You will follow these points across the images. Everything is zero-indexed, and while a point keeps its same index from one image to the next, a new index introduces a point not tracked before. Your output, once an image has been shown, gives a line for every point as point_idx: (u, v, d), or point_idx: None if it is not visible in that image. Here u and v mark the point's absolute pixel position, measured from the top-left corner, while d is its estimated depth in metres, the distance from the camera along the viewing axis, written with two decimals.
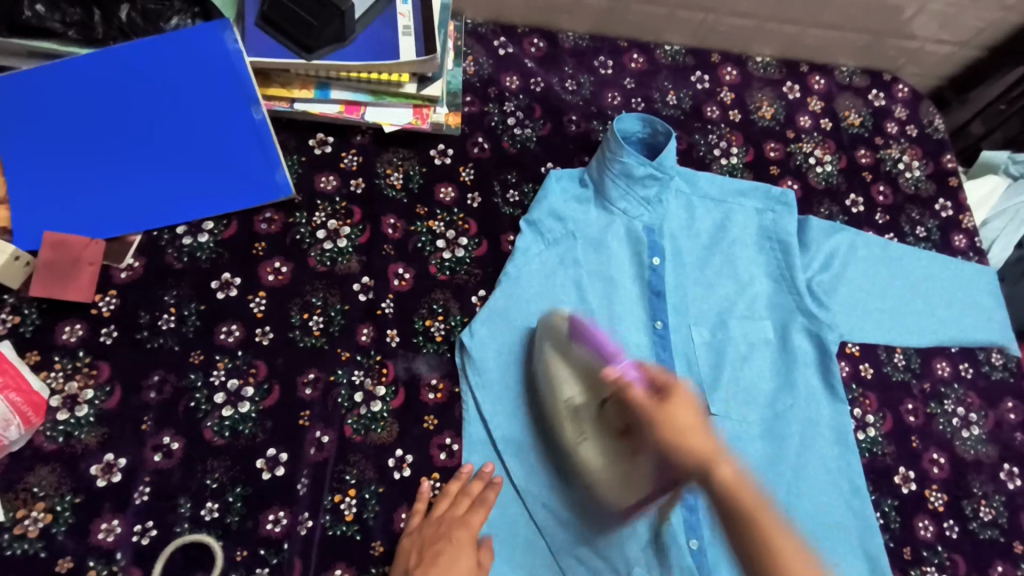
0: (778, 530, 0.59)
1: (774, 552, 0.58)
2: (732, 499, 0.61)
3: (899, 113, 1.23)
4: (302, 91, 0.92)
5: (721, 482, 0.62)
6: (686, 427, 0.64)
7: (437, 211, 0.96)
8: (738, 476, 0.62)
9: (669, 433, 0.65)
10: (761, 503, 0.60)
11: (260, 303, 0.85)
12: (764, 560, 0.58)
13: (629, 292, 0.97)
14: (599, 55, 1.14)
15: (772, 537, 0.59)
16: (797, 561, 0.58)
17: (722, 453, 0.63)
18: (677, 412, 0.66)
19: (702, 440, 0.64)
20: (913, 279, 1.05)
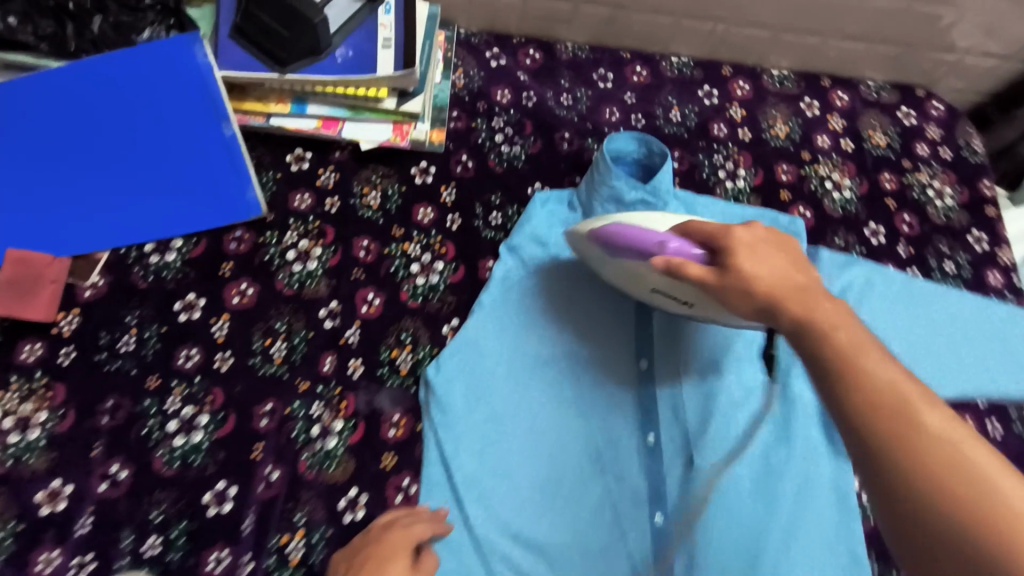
0: (914, 399, 0.48)
1: (916, 421, 0.46)
2: (847, 366, 0.52)
3: (932, 133, 1.12)
4: (278, 106, 0.88)
5: (835, 348, 0.53)
6: (756, 276, 0.62)
7: (413, 232, 0.91)
8: (867, 347, 0.53)
9: (743, 289, 0.62)
10: (900, 376, 0.50)
11: (221, 327, 0.82)
12: (895, 419, 0.47)
13: (613, 327, 0.91)
14: (599, 67, 1.07)
15: (916, 406, 0.47)
16: (951, 432, 0.45)
17: (804, 287, 0.60)
18: (746, 267, 0.63)
19: (780, 292, 0.60)
20: (936, 320, 0.97)
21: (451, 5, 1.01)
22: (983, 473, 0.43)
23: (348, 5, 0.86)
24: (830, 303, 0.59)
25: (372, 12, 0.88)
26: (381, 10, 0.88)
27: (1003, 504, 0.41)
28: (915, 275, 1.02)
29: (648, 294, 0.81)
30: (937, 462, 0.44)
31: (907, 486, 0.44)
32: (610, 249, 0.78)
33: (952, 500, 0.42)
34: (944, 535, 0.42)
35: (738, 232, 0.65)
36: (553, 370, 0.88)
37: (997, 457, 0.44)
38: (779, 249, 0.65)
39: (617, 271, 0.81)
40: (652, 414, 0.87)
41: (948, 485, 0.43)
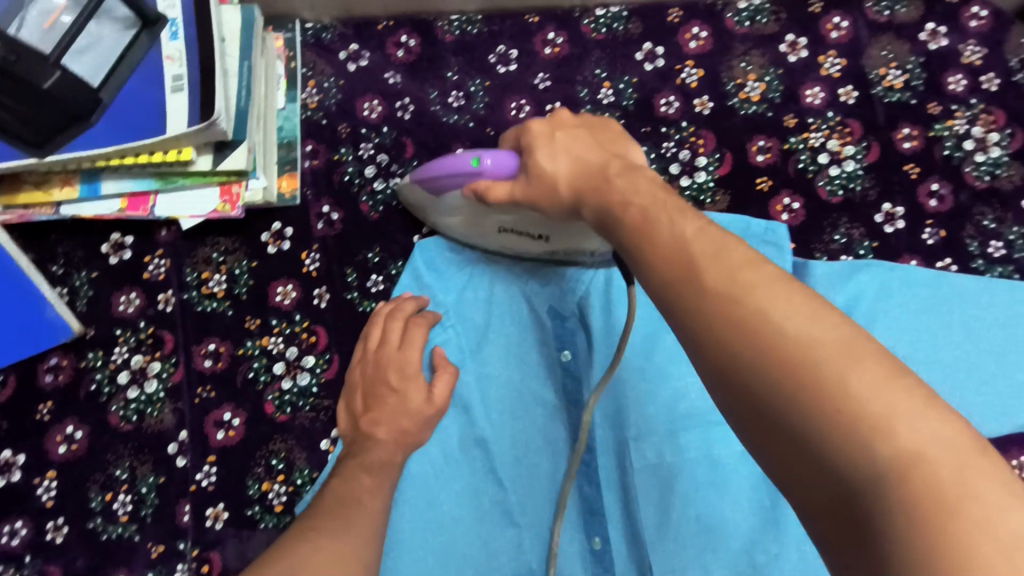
0: (709, 259, 0.37)
1: (707, 283, 0.36)
2: (642, 236, 0.42)
3: (969, 56, 0.81)
4: (64, 191, 0.68)
5: (629, 225, 0.44)
6: (551, 173, 0.53)
7: (272, 320, 0.72)
8: (659, 211, 0.43)
9: (546, 188, 0.53)
10: (699, 234, 0.39)
11: (49, 489, 0.67)
12: (688, 285, 0.37)
13: (542, 406, 0.69)
14: (498, 44, 0.80)
15: (706, 265, 0.37)
16: (752, 286, 0.35)
17: (588, 165, 0.52)
18: (543, 162, 0.54)
19: (580, 183, 0.51)
20: (980, 331, 0.72)
21: None
22: (786, 328, 0.33)
23: (117, 37, 0.64)
24: (624, 176, 0.48)
25: (153, 40, 0.66)
26: (166, 35, 0.66)
27: (815, 356, 0.32)
28: (949, 269, 0.75)
29: (496, 236, 0.68)
30: (744, 327, 0.34)
31: (714, 359, 0.35)
32: (433, 192, 0.65)
33: (758, 365, 0.33)
34: (767, 406, 0.32)
35: (535, 124, 0.56)
36: (468, 472, 0.67)
37: (800, 300, 0.34)
38: (589, 130, 0.56)
39: (450, 213, 0.67)
40: (600, 509, 0.68)
41: (755, 350, 0.33)
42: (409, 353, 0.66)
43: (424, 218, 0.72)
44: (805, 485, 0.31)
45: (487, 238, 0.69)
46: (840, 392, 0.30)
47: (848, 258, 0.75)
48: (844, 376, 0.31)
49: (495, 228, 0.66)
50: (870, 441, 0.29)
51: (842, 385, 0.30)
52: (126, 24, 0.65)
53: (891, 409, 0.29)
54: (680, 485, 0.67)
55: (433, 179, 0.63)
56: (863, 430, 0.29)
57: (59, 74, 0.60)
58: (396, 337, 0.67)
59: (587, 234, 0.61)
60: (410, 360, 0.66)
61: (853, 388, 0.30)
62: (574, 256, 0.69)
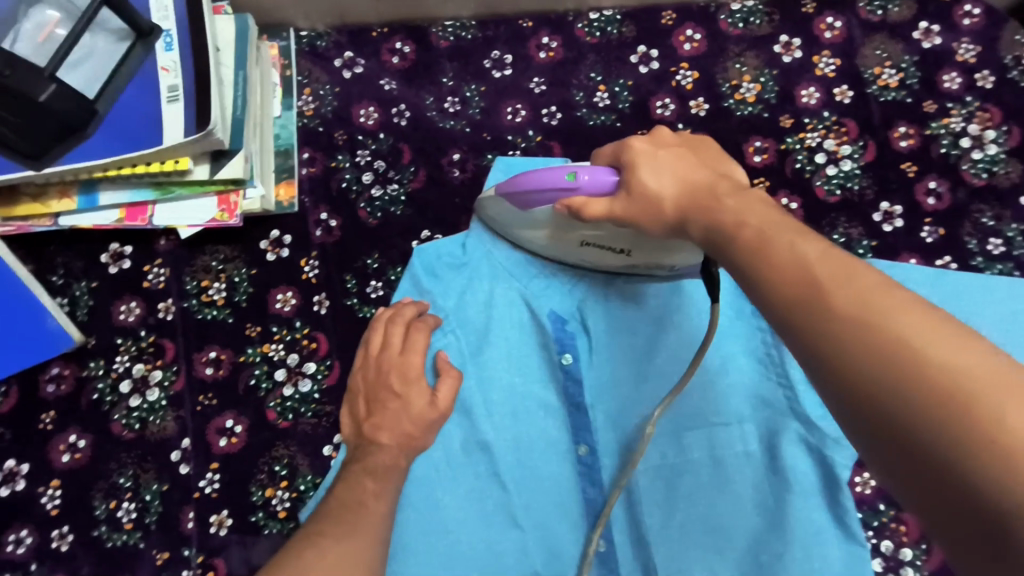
0: (837, 279, 0.36)
1: (835, 304, 0.36)
2: (759, 260, 0.41)
3: (964, 54, 0.81)
4: (63, 202, 0.69)
5: (744, 245, 0.43)
6: (654, 189, 0.52)
7: (273, 327, 0.72)
8: (780, 232, 0.41)
9: (649, 206, 0.53)
10: (822, 254, 0.38)
11: (53, 498, 0.68)
12: (815, 304, 0.36)
13: (543, 408, 0.70)
14: (493, 49, 0.80)
15: (834, 284, 0.36)
16: (884, 305, 0.34)
17: (695, 180, 0.51)
18: (648, 179, 0.53)
19: (686, 203, 0.51)
20: (986, 324, 0.71)
21: (277, 5, 0.76)
22: (927, 352, 0.32)
23: (112, 48, 0.65)
24: (734, 197, 0.47)
25: (148, 50, 0.66)
26: (161, 45, 0.67)
27: (955, 375, 0.31)
28: (947, 267, 0.76)
29: (578, 249, 0.67)
30: (874, 347, 0.33)
31: (841, 376, 0.34)
32: (519, 205, 0.64)
33: (890, 384, 0.32)
34: (899, 425, 0.32)
35: (637, 142, 0.56)
36: (472, 474, 0.68)
37: (934, 324, 0.33)
38: (688, 149, 0.55)
39: (536, 226, 0.66)
40: None
41: (888, 368, 0.33)
42: (411, 357, 0.66)
43: (498, 231, 0.72)
44: (946, 505, 0.30)
45: (569, 253, 0.69)
46: (982, 411, 0.30)
47: None
48: (981, 394, 0.30)
49: (579, 239, 0.65)
50: (1015, 468, 0.28)
51: (991, 408, 0.30)
52: (120, 35, 0.65)
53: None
54: (683, 485, 0.68)
55: (519, 193, 0.62)
56: (1009, 450, 0.29)
57: (54, 86, 0.61)
58: (398, 341, 0.67)
59: (683, 247, 0.60)
60: (413, 364, 0.66)
61: (993, 412, 0.29)
62: (656, 270, 0.67)
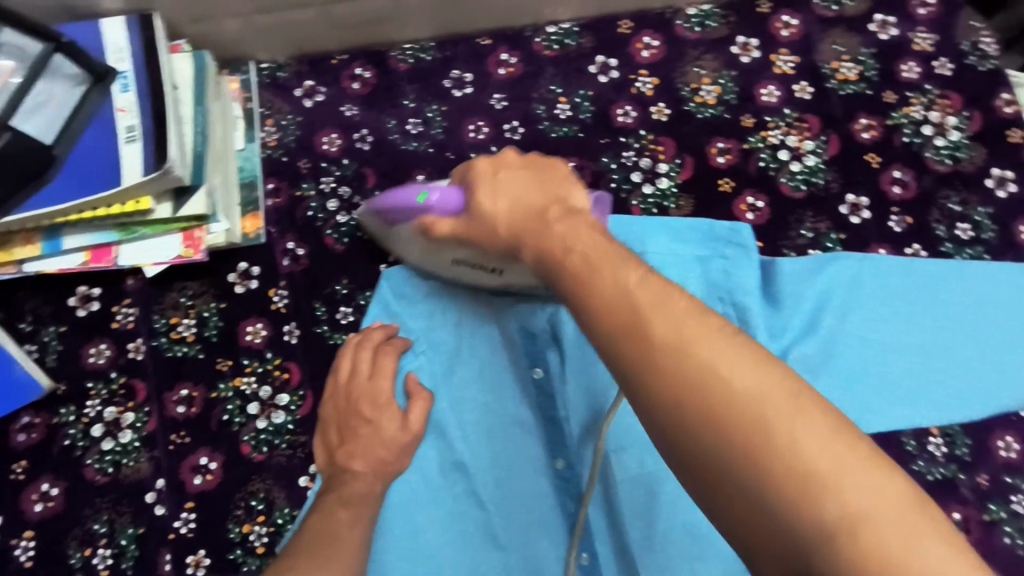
0: (651, 301, 0.38)
1: (650, 327, 0.37)
2: (582, 283, 0.42)
3: (920, 43, 0.82)
4: (26, 248, 0.68)
5: (573, 272, 0.43)
6: (491, 210, 0.53)
7: (244, 360, 0.71)
8: (606, 257, 0.43)
9: (488, 230, 0.53)
10: (636, 277, 0.40)
11: (28, 548, 0.67)
12: (631, 329, 0.38)
13: (518, 424, 0.69)
14: (452, 68, 0.81)
15: (647, 306, 0.38)
16: (687, 329, 0.36)
17: (526, 204, 0.51)
18: (484, 200, 0.53)
19: (518, 223, 0.51)
20: (954, 313, 0.72)
21: (234, 40, 0.76)
22: (735, 384, 0.34)
23: (68, 93, 0.66)
24: (564, 221, 0.48)
25: (105, 92, 0.67)
26: (118, 87, 0.67)
27: (742, 393, 0.34)
28: (917, 255, 0.75)
29: (451, 267, 0.67)
30: (689, 385, 0.35)
31: (654, 401, 0.36)
32: (386, 220, 0.65)
33: (690, 407, 0.35)
34: (700, 443, 0.34)
35: (479, 163, 0.55)
36: (450, 497, 0.67)
37: (746, 354, 0.35)
38: (527, 172, 0.54)
39: (408, 244, 0.66)
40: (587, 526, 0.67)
41: (691, 390, 0.35)
42: (380, 382, 0.66)
43: (387, 246, 0.72)
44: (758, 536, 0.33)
45: (443, 268, 0.68)
46: (761, 428, 0.33)
47: (816, 252, 0.75)
48: (765, 407, 0.33)
49: (447, 256, 0.64)
50: (807, 497, 0.31)
51: (782, 440, 0.32)
52: (77, 81, 0.66)
53: (807, 435, 0.32)
54: (664, 495, 0.66)
55: (385, 208, 0.63)
56: (779, 457, 0.32)
57: (9, 134, 0.62)
58: (366, 366, 0.66)
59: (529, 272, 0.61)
60: (382, 389, 0.65)
61: (800, 445, 0.32)
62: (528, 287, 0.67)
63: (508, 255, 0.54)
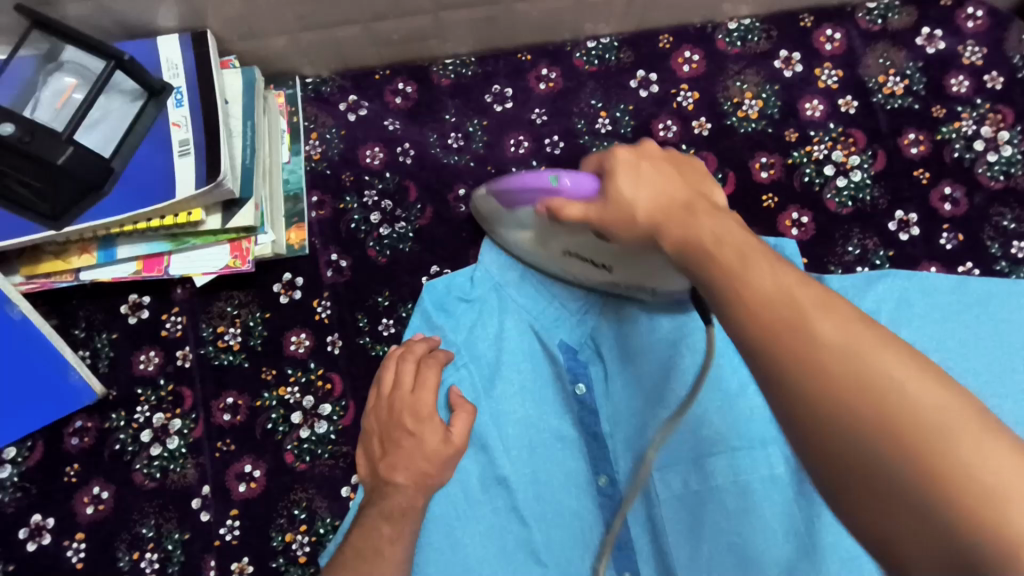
0: (811, 299, 0.34)
1: (817, 332, 0.33)
2: (731, 279, 0.37)
3: (970, 56, 0.80)
4: (82, 257, 0.71)
5: (720, 261, 0.39)
6: (631, 202, 0.47)
7: (288, 369, 0.72)
8: (760, 254, 0.38)
9: (625, 218, 0.47)
10: (795, 278, 0.36)
11: (78, 551, 0.68)
12: (794, 332, 0.34)
13: (561, 439, 0.69)
14: (492, 83, 0.81)
15: (813, 309, 0.34)
16: (856, 335, 0.33)
17: (669, 198, 0.46)
18: (623, 188, 0.48)
19: (660, 212, 0.45)
20: (1012, 334, 0.69)
21: (281, 56, 0.77)
22: (898, 383, 0.31)
23: (125, 108, 0.68)
24: (713, 216, 0.43)
25: (160, 108, 0.69)
26: (172, 102, 0.69)
27: (919, 412, 0.30)
28: (970, 273, 0.73)
29: (560, 259, 0.66)
30: (839, 377, 0.32)
31: (803, 402, 0.33)
32: (504, 204, 0.62)
33: (856, 420, 0.31)
34: (855, 456, 0.31)
35: (622, 149, 0.50)
36: (491, 510, 0.67)
37: (908, 352, 0.32)
38: (674, 170, 0.49)
39: (519, 227, 0.65)
40: (628, 543, 0.67)
41: (854, 399, 0.31)
42: (422, 395, 0.65)
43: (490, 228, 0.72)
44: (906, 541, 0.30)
45: (552, 261, 0.67)
46: (937, 453, 0.29)
47: (862, 270, 0.74)
48: (937, 422, 0.30)
49: (556, 246, 0.64)
50: (969, 504, 0.28)
51: (952, 443, 0.29)
52: (133, 96, 0.68)
53: (996, 467, 0.28)
54: (708, 513, 0.65)
55: (505, 185, 0.60)
56: (960, 492, 0.28)
57: (71, 149, 0.63)
58: (409, 378, 0.66)
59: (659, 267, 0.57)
60: (424, 402, 0.65)
61: (968, 449, 0.29)
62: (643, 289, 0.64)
63: (644, 247, 0.49)
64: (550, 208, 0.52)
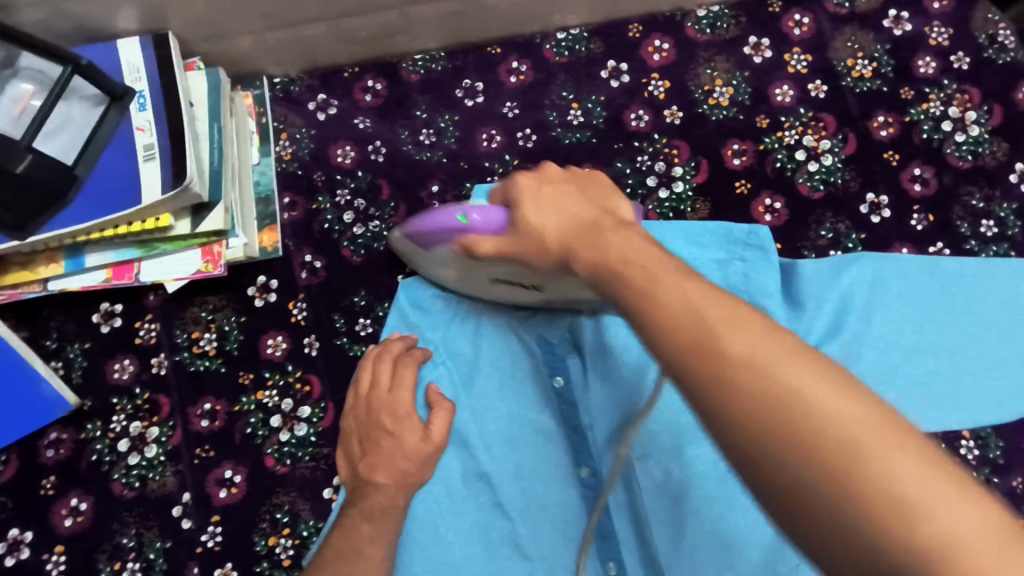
0: (725, 319, 0.33)
1: (726, 346, 0.32)
2: (639, 297, 0.37)
3: (936, 37, 0.81)
4: (49, 267, 0.70)
5: (633, 284, 0.38)
6: (542, 231, 0.48)
7: (266, 373, 0.72)
8: (668, 274, 0.37)
9: (536, 245, 0.48)
10: (701, 291, 0.35)
11: (58, 563, 0.68)
12: (704, 349, 0.33)
13: (541, 433, 0.69)
14: (463, 78, 0.81)
15: (719, 322, 0.33)
16: (773, 356, 0.32)
17: (575, 220, 0.46)
18: (530, 217, 0.49)
19: (568, 235, 0.45)
20: (983, 313, 0.70)
21: (247, 57, 0.76)
22: (818, 404, 0.30)
23: (87, 113, 0.67)
24: (619, 232, 0.43)
25: (123, 113, 0.68)
26: (135, 106, 0.68)
27: (835, 421, 0.30)
28: (941, 253, 0.74)
29: (489, 286, 0.66)
30: (760, 403, 0.31)
31: (729, 430, 0.32)
32: (420, 244, 0.64)
33: (775, 435, 0.30)
34: (784, 483, 0.30)
35: (523, 177, 0.52)
36: (474, 506, 0.67)
37: (824, 369, 0.32)
38: (573, 192, 0.50)
39: (442, 266, 0.66)
40: (611, 532, 0.67)
41: (776, 425, 0.30)
42: (400, 394, 0.66)
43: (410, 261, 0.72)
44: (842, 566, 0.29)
45: (483, 288, 0.67)
46: (857, 462, 0.29)
47: (835, 253, 0.74)
48: (858, 441, 0.29)
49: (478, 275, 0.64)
50: (893, 527, 0.28)
51: (871, 462, 0.29)
52: (94, 101, 0.67)
53: (906, 473, 0.29)
54: (689, 500, 0.66)
55: (421, 230, 0.63)
56: (888, 514, 0.28)
57: (30, 157, 0.62)
58: (387, 378, 0.66)
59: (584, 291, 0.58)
60: (402, 400, 0.65)
61: (890, 468, 0.29)
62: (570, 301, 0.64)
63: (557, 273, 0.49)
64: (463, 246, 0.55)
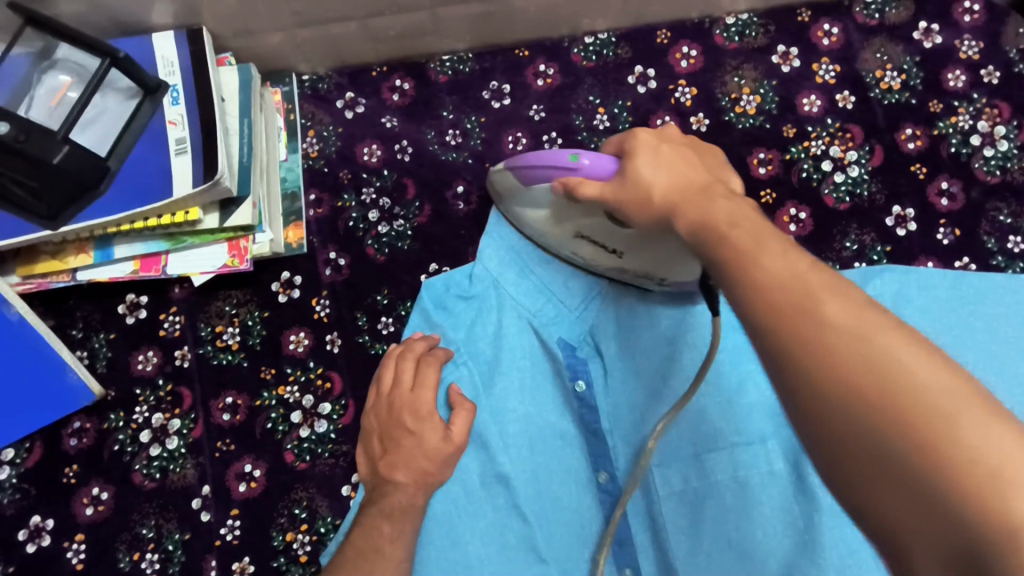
0: (826, 286, 0.35)
1: (828, 317, 0.33)
2: (740, 265, 0.38)
3: (966, 51, 0.80)
4: (78, 257, 0.70)
5: (731, 253, 0.39)
6: (648, 182, 0.51)
7: (287, 368, 0.72)
8: (772, 240, 0.38)
9: (635, 197, 0.51)
10: (804, 263, 0.36)
11: (78, 552, 0.68)
12: (802, 314, 0.34)
13: (561, 437, 0.69)
14: (490, 80, 0.81)
15: (823, 292, 0.34)
16: (869, 325, 0.33)
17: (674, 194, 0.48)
18: (640, 170, 0.52)
19: (674, 192, 0.49)
20: (1011, 330, 0.69)
21: (277, 53, 0.77)
22: (914, 376, 0.31)
23: (121, 106, 0.67)
24: (727, 199, 0.45)
25: (156, 106, 0.68)
26: (168, 100, 0.69)
27: (937, 400, 0.30)
28: (967, 268, 0.74)
29: (571, 240, 0.66)
30: (850, 367, 0.32)
31: (810, 393, 0.33)
32: (521, 179, 0.63)
33: (864, 399, 0.31)
34: (865, 449, 0.31)
35: (642, 133, 0.55)
36: (491, 509, 0.67)
37: (921, 345, 0.32)
38: (688, 151, 0.54)
39: (536, 207, 0.65)
40: (628, 539, 0.67)
41: (863, 391, 0.31)
42: (423, 393, 0.65)
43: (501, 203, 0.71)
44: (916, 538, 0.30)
45: (562, 243, 0.68)
46: (956, 445, 0.29)
47: (859, 265, 0.74)
48: (948, 416, 0.29)
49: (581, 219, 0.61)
50: (980, 505, 0.28)
51: (963, 438, 0.29)
52: (129, 94, 0.68)
53: (1015, 461, 0.28)
54: (707, 508, 0.65)
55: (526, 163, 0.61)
56: (978, 490, 0.28)
57: (67, 148, 0.63)
58: (409, 376, 0.66)
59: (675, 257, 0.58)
60: (423, 400, 0.65)
61: (982, 447, 0.28)
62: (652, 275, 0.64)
63: (650, 227, 0.52)
64: (567, 186, 0.56)
